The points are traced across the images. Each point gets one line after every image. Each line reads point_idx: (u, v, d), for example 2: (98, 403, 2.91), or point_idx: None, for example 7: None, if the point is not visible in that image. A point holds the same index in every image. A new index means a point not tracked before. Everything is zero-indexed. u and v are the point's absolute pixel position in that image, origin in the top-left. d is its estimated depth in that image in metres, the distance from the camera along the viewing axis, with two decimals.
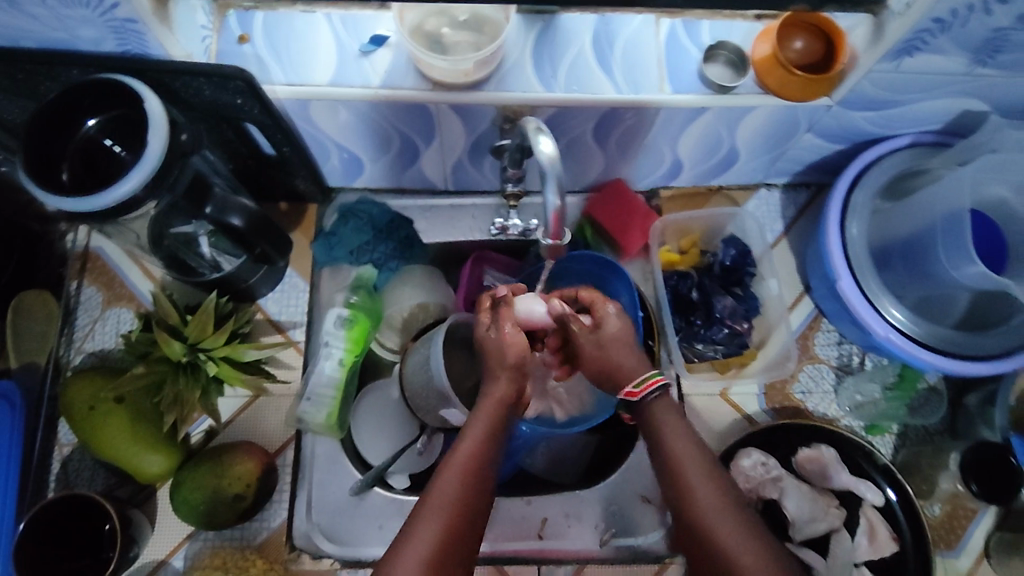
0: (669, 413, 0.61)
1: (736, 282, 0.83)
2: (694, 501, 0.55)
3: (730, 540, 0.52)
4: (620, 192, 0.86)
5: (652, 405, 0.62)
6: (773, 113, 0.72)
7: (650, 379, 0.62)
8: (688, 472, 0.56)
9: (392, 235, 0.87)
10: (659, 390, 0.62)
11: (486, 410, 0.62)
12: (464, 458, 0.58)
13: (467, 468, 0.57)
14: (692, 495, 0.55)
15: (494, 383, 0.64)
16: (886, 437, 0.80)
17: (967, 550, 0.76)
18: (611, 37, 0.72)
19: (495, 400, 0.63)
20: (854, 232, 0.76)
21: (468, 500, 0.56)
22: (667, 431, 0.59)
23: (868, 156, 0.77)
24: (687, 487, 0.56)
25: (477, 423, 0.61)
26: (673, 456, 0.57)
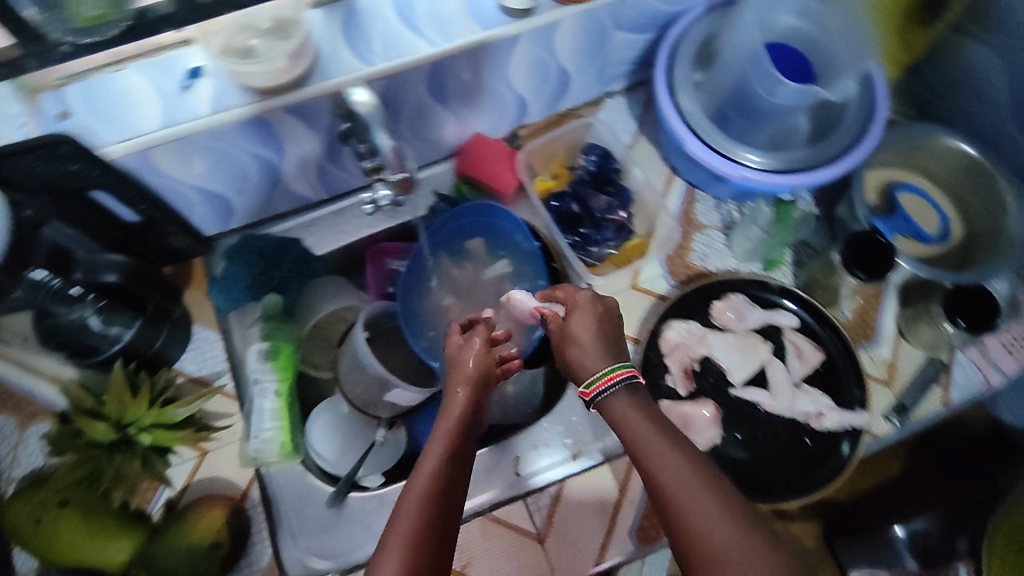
0: (634, 401, 0.59)
1: (606, 182, 0.89)
2: (657, 479, 0.53)
3: (695, 509, 0.51)
4: (484, 144, 0.90)
5: (610, 397, 0.60)
6: (578, 22, 0.79)
7: (613, 373, 0.60)
8: (652, 452, 0.55)
9: (284, 257, 0.87)
10: (622, 381, 0.60)
11: (445, 426, 0.60)
12: (426, 478, 0.55)
13: (433, 483, 0.54)
14: (659, 471, 0.54)
15: (454, 398, 0.62)
16: (784, 268, 0.88)
17: (884, 337, 0.83)
18: (410, 0, 0.75)
19: (454, 415, 0.61)
20: (687, 103, 0.84)
21: (438, 512, 0.53)
22: (627, 416, 0.58)
23: (675, 32, 0.85)
24: (652, 467, 0.54)
25: (438, 440, 0.58)
26: (634, 435, 0.57)
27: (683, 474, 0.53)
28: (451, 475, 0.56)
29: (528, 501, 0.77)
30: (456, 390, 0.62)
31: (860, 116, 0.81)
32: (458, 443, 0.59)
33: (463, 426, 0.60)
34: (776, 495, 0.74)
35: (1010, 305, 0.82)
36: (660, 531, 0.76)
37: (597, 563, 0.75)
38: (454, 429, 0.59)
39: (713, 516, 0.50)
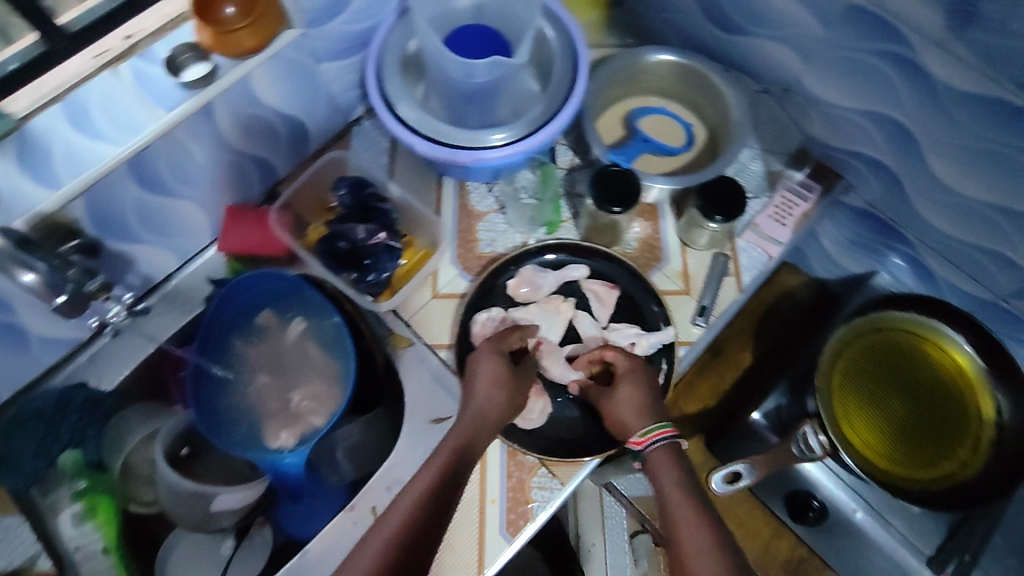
0: (665, 462, 0.69)
1: (369, 210, 0.86)
2: (670, 500, 0.66)
3: (697, 541, 0.61)
4: (235, 218, 0.87)
5: (652, 454, 0.70)
6: (269, 69, 0.78)
7: (654, 431, 0.70)
8: (677, 494, 0.66)
9: (71, 409, 0.80)
10: (665, 440, 0.70)
11: (446, 448, 0.69)
12: (428, 473, 0.66)
13: (423, 492, 0.64)
14: (675, 511, 0.64)
15: (462, 417, 0.71)
16: (565, 225, 0.91)
17: (672, 252, 0.87)
18: (84, 108, 0.67)
19: (457, 437, 0.69)
20: (406, 110, 0.85)
21: (422, 513, 0.63)
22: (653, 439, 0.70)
23: (375, 47, 0.86)
24: (671, 503, 0.65)
25: (437, 458, 0.68)
26: (669, 475, 0.68)
27: (697, 522, 0.63)
28: (442, 485, 0.65)
29: None
30: (473, 398, 0.72)
31: (567, 63, 0.86)
32: (464, 444, 0.69)
33: (461, 449, 0.68)
34: (596, 445, 0.78)
35: (768, 181, 0.90)
36: (529, 517, 0.74)
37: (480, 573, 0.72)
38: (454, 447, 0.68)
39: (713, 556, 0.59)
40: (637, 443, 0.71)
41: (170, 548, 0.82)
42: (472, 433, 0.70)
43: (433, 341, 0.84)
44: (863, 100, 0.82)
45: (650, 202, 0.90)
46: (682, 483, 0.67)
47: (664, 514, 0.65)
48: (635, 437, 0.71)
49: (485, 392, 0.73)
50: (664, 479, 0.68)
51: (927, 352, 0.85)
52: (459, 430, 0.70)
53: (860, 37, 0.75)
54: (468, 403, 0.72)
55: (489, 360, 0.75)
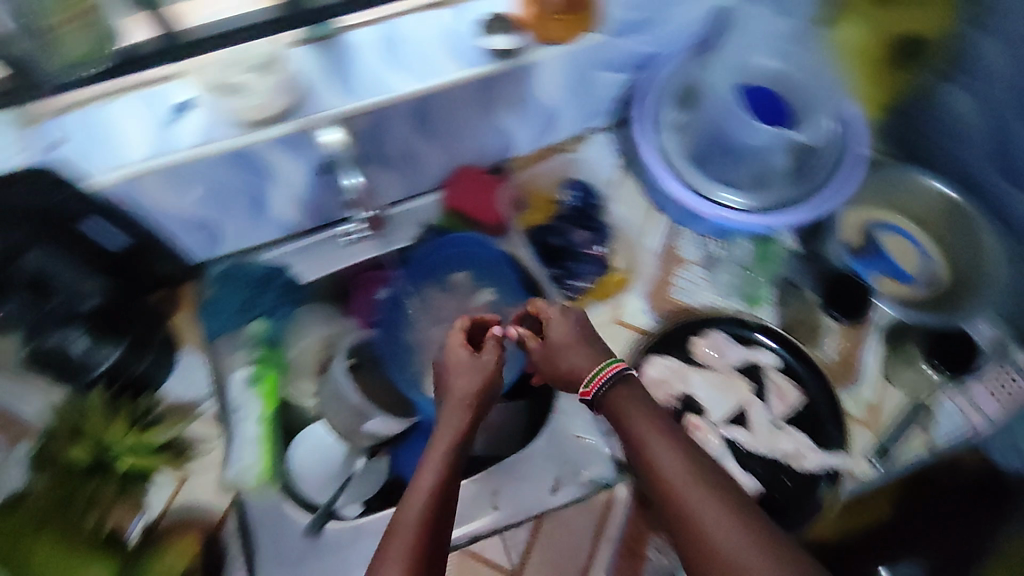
0: (625, 399, 0.62)
1: (590, 218, 0.89)
2: (652, 461, 0.57)
3: (714, 513, 0.52)
4: (467, 179, 0.92)
5: (609, 396, 0.63)
6: (561, 62, 0.81)
7: (602, 372, 0.64)
8: (650, 432, 0.59)
9: (272, 285, 0.88)
10: (609, 379, 0.63)
11: (442, 443, 0.61)
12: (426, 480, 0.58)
13: (432, 495, 0.56)
14: (666, 472, 0.55)
15: (453, 411, 0.64)
16: (767, 305, 0.87)
17: (867, 379, 0.83)
18: (396, 38, 0.76)
19: (450, 431, 0.62)
20: (668, 143, 0.84)
21: (433, 523, 0.55)
22: (630, 408, 0.61)
23: (657, 72, 0.86)
24: (657, 464, 0.56)
25: (431, 455, 0.60)
26: (632, 417, 0.60)
27: (673, 454, 0.56)
28: (446, 485, 0.58)
29: (504, 536, 0.79)
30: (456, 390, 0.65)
31: (833, 152, 0.80)
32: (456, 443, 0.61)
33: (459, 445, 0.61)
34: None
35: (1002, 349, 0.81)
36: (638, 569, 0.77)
37: None
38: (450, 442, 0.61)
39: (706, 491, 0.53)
40: (588, 394, 0.64)
41: (296, 446, 0.86)
42: (465, 428, 0.63)
43: None
44: None
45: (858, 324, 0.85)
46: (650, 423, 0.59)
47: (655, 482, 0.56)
48: (581, 388, 0.65)
49: (477, 386, 0.66)
50: (642, 438, 0.58)
51: None
52: (448, 429, 0.63)
53: None
54: (454, 398, 0.65)
55: (463, 355, 0.68)
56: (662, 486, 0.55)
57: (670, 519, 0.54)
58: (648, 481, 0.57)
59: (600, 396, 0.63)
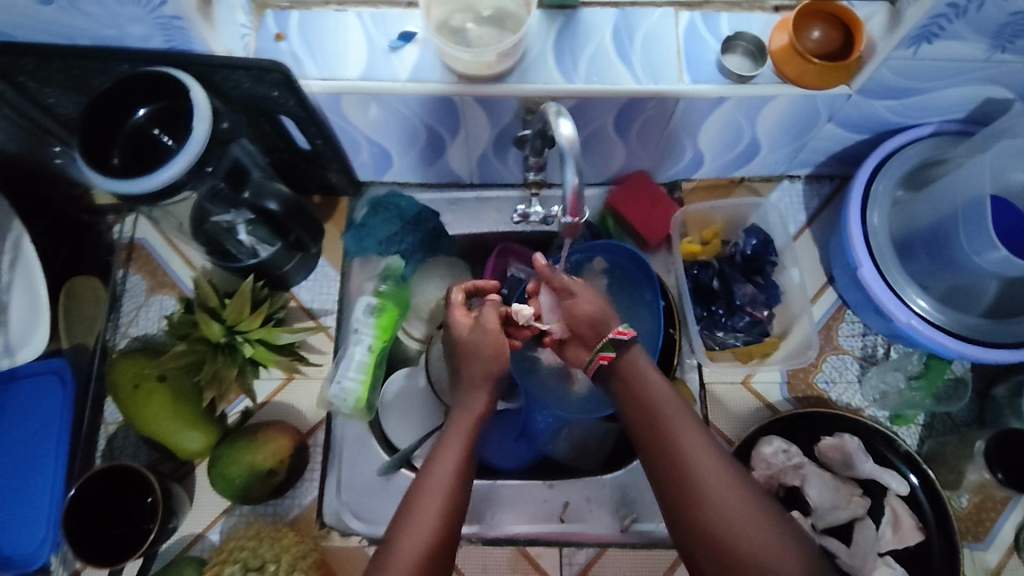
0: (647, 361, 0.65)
1: (757, 270, 0.82)
2: (678, 456, 0.59)
3: (746, 519, 0.55)
4: (642, 184, 0.87)
5: (630, 362, 0.65)
6: (792, 103, 0.73)
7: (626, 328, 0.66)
8: (667, 412, 0.61)
9: (420, 227, 0.89)
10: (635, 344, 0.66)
11: (439, 471, 0.61)
12: (444, 471, 0.61)
13: (433, 527, 0.58)
14: (704, 465, 0.58)
15: (450, 442, 0.64)
16: (912, 428, 0.78)
17: (996, 543, 0.74)
18: (631, 30, 0.73)
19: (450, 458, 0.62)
20: (875, 221, 0.77)
21: (448, 517, 0.59)
22: (662, 403, 0.62)
23: (892, 145, 0.78)
24: (676, 451, 0.59)
25: (452, 444, 0.63)
26: (652, 400, 0.62)
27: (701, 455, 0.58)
28: (447, 536, 0.58)
29: (564, 551, 0.78)
30: (480, 390, 0.68)
31: None
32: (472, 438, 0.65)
33: (459, 474, 0.62)
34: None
35: None
36: None
37: None
38: (448, 487, 0.60)
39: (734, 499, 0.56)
40: (622, 333, 0.66)
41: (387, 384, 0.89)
42: (461, 463, 0.63)
43: (713, 421, 0.80)
44: None
45: (1000, 497, 0.75)
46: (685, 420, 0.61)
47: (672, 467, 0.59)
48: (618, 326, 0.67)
49: (474, 423, 0.66)
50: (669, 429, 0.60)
51: None
52: (461, 427, 0.65)
53: None
54: (465, 413, 0.66)
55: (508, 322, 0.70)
56: (681, 471, 0.58)
57: (679, 509, 0.58)
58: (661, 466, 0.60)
59: (623, 353, 0.65)
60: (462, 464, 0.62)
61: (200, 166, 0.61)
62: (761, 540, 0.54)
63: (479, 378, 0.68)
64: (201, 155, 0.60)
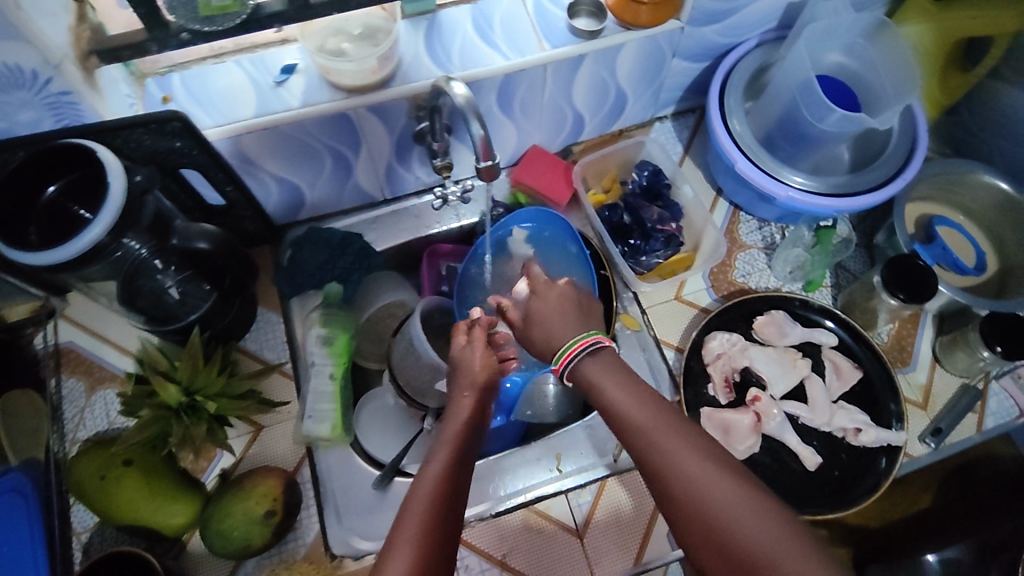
0: (612, 365, 0.61)
1: (656, 197, 0.93)
2: (652, 462, 0.54)
3: (743, 518, 0.49)
4: (539, 156, 0.96)
5: (584, 370, 0.61)
6: (639, 47, 0.84)
7: (574, 345, 0.62)
8: (650, 422, 0.56)
9: (348, 249, 0.90)
10: (590, 348, 0.61)
11: (432, 468, 0.57)
12: (438, 465, 0.57)
13: (426, 520, 0.53)
14: (678, 462, 0.53)
15: (443, 444, 0.60)
16: (824, 289, 0.91)
17: (921, 362, 0.87)
18: (488, 20, 0.83)
19: (445, 454, 0.59)
20: (737, 126, 0.89)
21: (442, 517, 0.53)
22: (631, 409, 0.57)
23: (729, 62, 0.91)
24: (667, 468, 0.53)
25: (445, 442, 0.61)
26: (631, 414, 0.57)
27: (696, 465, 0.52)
28: (439, 540, 0.52)
29: (569, 497, 0.81)
30: (465, 393, 0.67)
31: (901, 151, 0.86)
32: (464, 435, 0.62)
33: (451, 471, 0.57)
34: (807, 505, 0.77)
35: None
36: None
37: (634, 564, 0.79)
38: (434, 490, 0.55)
39: (738, 500, 0.50)
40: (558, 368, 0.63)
41: (366, 401, 0.90)
42: (459, 456, 0.59)
43: (661, 337, 0.87)
44: None
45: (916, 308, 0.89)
46: (658, 421, 0.56)
47: (668, 484, 0.52)
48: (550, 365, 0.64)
49: (465, 423, 0.63)
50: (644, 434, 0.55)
51: None
52: (452, 429, 0.63)
53: None
54: (453, 416, 0.64)
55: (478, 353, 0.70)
56: (679, 487, 0.52)
57: (688, 526, 0.51)
58: (660, 484, 0.53)
59: (579, 370, 0.61)
60: (459, 456, 0.59)
61: (122, 223, 0.62)
62: (777, 545, 0.47)
63: (467, 381, 0.68)
64: (119, 215, 0.61)
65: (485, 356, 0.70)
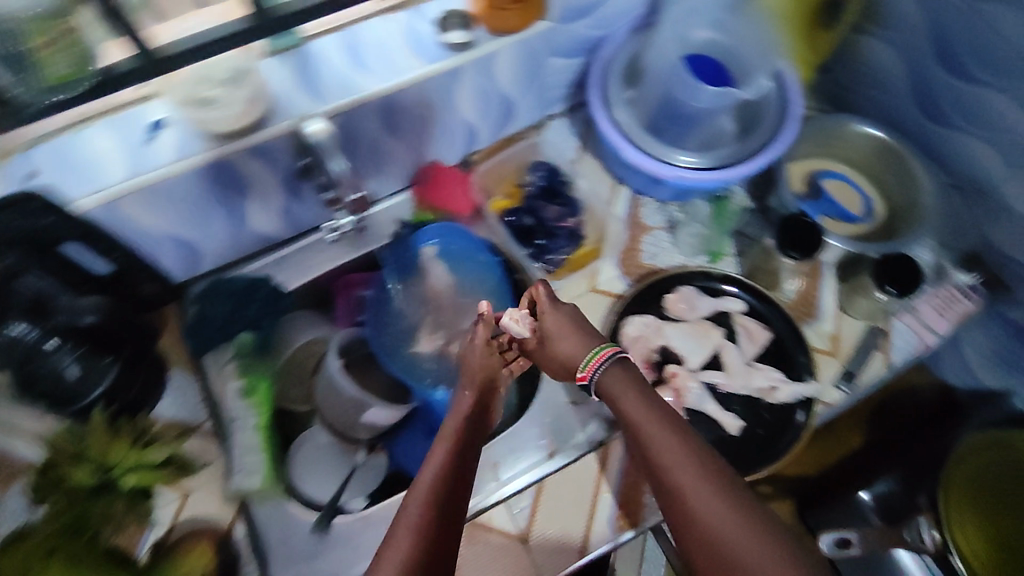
0: (619, 379, 0.66)
1: (556, 195, 0.94)
2: (654, 462, 0.58)
3: (728, 523, 0.52)
4: (434, 173, 0.95)
5: (605, 379, 0.67)
6: (512, 52, 0.86)
7: (600, 353, 0.69)
8: (654, 429, 0.60)
9: (256, 297, 0.89)
10: (610, 359, 0.68)
11: (431, 465, 0.61)
12: (436, 464, 0.61)
13: (424, 511, 0.56)
14: (674, 465, 0.57)
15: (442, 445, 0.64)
16: (729, 258, 0.95)
17: (826, 313, 0.91)
18: (358, 44, 0.82)
19: (443, 454, 0.62)
20: (622, 116, 0.90)
21: (439, 508, 0.57)
22: (640, 419, 0.61)
23: (604, 54, 0.93)
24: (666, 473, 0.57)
25: (443, 443, 0.64)
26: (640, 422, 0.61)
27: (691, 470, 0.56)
28: (437, 528, 0.55)
29: (510, 504, 0.81)
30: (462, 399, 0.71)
31: (777, 114, 0.89)
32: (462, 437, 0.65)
33: (449, 467, 0.61)
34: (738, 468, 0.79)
35: (937, 272, 0.94)
36: (640, 519, 0.81)
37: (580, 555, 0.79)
38: (431, 484, 0.58)
39: (725, 506, 0.53)
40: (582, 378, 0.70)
41: (301, 444, 0.88)
42: (457, 455, 0.62)
43: None
44: None
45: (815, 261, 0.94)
46: (665, 435, 0.59)
47: (662, 482, 0.57)
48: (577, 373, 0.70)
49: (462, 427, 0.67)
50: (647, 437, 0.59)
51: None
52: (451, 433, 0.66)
53: None
54: (453, 419, 0.68)
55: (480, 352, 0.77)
56: (671, 487, 0.56)
57: (676, 523, 0.55)
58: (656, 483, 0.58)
59: (597, 380, 0.68)
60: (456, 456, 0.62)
61: None
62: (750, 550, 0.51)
63: (470, 380, 0.74)
64: None
65: (485, 356, 0.77)
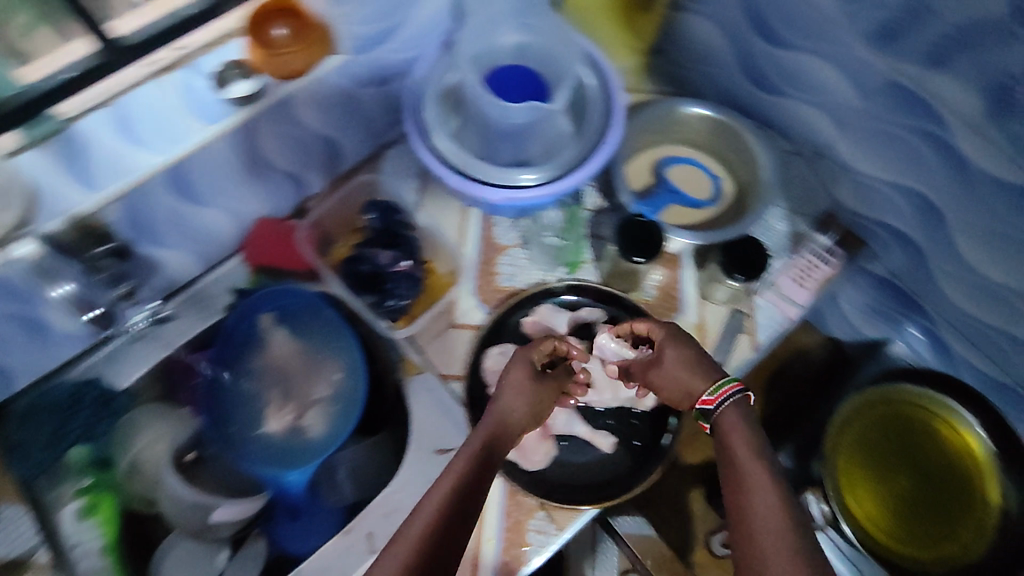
0: (735, 419, 0.68)
1: (393, 235, 0.86)
2: (737, 497, 0.60)
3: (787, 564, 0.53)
4: (264, 233, 0.89)
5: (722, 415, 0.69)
6: (309, 92, 0.78)
7: (724, 387, 0.70)
8: (746, 462, 0.62)
9: (81, 404, 0.81)
10: (734, 395, 0.70)
11: (442, 486, 0.62)
12: (444, 486, 0.62)
13: (426, 530, 0.57)
14: (753, 499, 0.59)
15: (457, 464, 0.65)
16: (587, 266, 0.91)
17: (690, 303, 0.89)
18: (128, 115, 0.68)
19: (455, 475, 0.63)
20: (443, 143, 0.84)
21: (441, 530, 0.58)
22: (738, 450, 0.64)
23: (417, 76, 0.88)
24: (748, 505, 0.59)
25: (457, 464, 0.65)
26: (734, 455, 0.64)
27: (770, 505, 0.58)
28: (436, 547, 0.56)
29: None
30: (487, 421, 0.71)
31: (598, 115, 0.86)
32: (478, 460, 0.66)
33: (460, 489, 0.61)
34: (611, 488, 0.78)
35: (797, 238, 0.91)
36: (522, 561, 0.75)
37: None
38: (438, 507, 0.59)
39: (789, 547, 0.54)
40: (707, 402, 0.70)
41: (162, 555, 0.81)
42: (468, 477, 0.63)
43: (445, 372, 0.85)
44: (889, 172, 0.85)
45: (672, 252, 0.91)
46: (758, 473, 0.61)
47: (738, 515, 0.59)
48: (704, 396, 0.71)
49: (483, 448, 0.67)
50: (738, 477, 0.61)
51: (942, 432, 0.90)
52: (467, 454, 0.66)
53: (894, 109, 0.78)
54: (477, 438, 0.69)
55: (521, 374, 0.75)
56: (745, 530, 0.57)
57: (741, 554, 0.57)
58: (733, 518, 0.59)
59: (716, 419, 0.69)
60: (467, 481, 0.63)
61: None
62: None
63: (499, 406, 0.73)
64: None
65: (522, 378, 0.75)
